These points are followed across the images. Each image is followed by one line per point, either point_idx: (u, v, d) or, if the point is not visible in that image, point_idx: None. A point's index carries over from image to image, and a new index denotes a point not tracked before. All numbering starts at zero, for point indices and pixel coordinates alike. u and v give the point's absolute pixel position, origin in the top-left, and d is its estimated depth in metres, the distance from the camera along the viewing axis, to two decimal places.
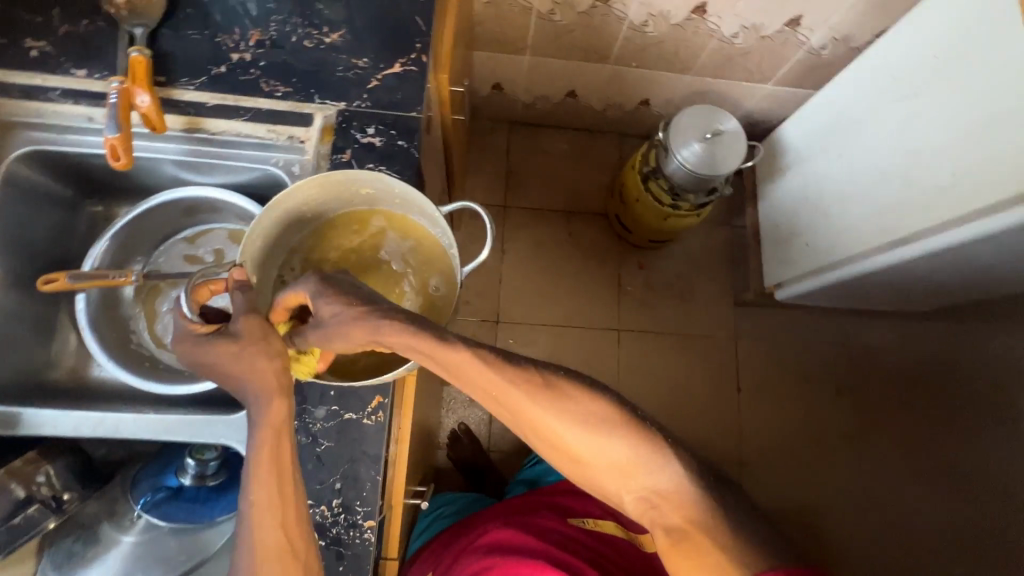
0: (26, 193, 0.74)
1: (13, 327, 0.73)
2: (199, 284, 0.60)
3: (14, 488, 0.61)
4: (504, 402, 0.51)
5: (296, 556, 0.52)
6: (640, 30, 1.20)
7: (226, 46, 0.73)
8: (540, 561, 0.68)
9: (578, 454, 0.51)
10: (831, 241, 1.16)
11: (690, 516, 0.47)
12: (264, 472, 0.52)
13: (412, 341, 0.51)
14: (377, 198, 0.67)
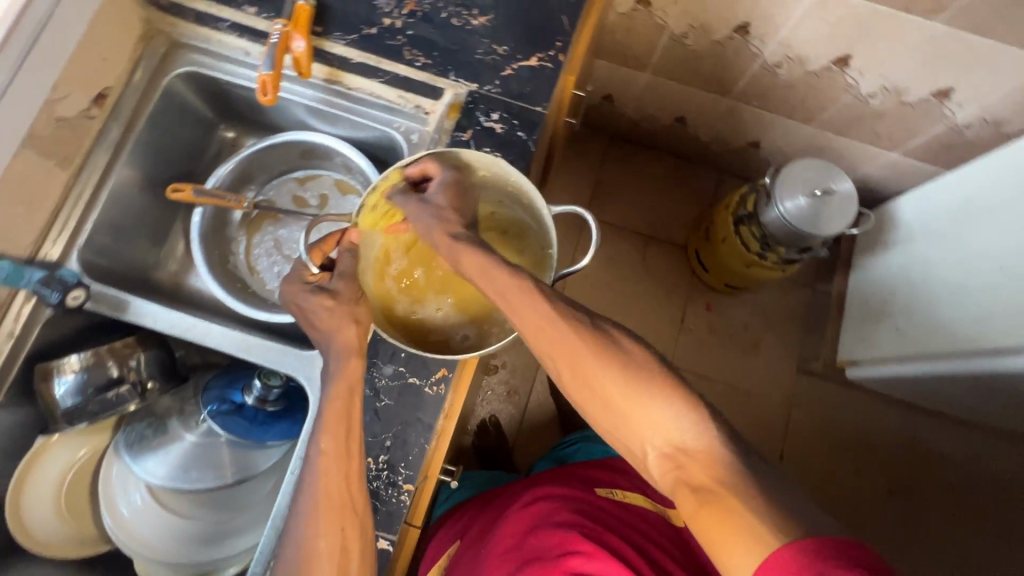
0: (178, 108, 0.81)
1: (136, 224, 0.81)
2: (313, 246, 0.66)
3: (110, 367, 0.68)
4: (559, 346, 0.51)
5: (351, 508, 0.54)
6: (772, 71, 1.16)
7: (381, 9, 0.76)
8: (573, 532, 0.65)
9: (619, 406, 0.48)
10: (919, 332, 1.11)
11: (717, 475, 0.43)
12: (332, 418, 0.55)
13: (468, 287, 0.55)
14: (491, 182, 0.68)
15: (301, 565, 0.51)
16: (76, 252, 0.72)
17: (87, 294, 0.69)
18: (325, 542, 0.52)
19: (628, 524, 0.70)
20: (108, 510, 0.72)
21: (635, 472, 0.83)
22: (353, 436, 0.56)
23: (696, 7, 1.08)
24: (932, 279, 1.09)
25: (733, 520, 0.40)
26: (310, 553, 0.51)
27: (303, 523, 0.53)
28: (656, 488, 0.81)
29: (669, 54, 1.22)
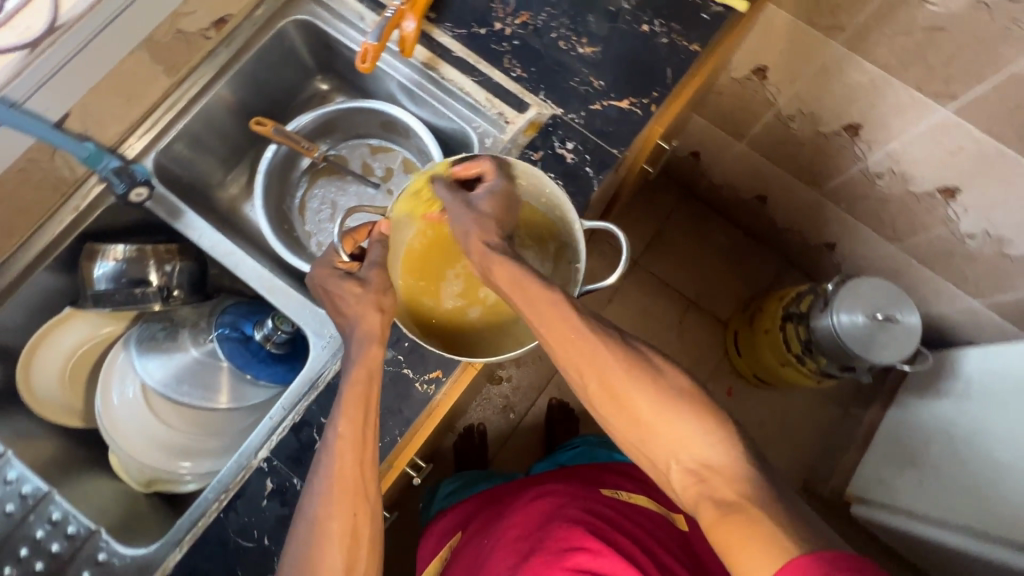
0: (286, 51, 0.85)
1: (215, 143, 0.86)
2: (346, 234, 0.65)
3: (147, 266, 0.73)
4: (586, 356, 0.52)
5: (365, 496, 0.52)
6: (870, 179, 1.11)
7: (496, 13, 0.78)
8: (579, 528, 0.63)
9: (648, 420, 0.50)
10: (946, 495, 1.05)
11: (741, 491, 0.45)
12: (352, 404, 0.55)
13: (517, 277, 0.56)
14: (527, 186, 0.69)
15: (313, 550, 0.49)
16: (155, 152, 0.78)
17: (149, 194, 0.74)
18: (337, 524, 0.50)
19: (638, 527, 0.67)
20: (100, 394, 0.75)
21: (639, 478, 0.81)
22: (370, 425, 0.55)
23: (809, 94, 1.05)
24: (978, 442, 1.01)
25: (752, 531, 0.42)
26: (324, 538, 0.50)
27: (315, 511, 0.51)
28: (659, 493, 0.79)
29: (768, 130, 1.20)
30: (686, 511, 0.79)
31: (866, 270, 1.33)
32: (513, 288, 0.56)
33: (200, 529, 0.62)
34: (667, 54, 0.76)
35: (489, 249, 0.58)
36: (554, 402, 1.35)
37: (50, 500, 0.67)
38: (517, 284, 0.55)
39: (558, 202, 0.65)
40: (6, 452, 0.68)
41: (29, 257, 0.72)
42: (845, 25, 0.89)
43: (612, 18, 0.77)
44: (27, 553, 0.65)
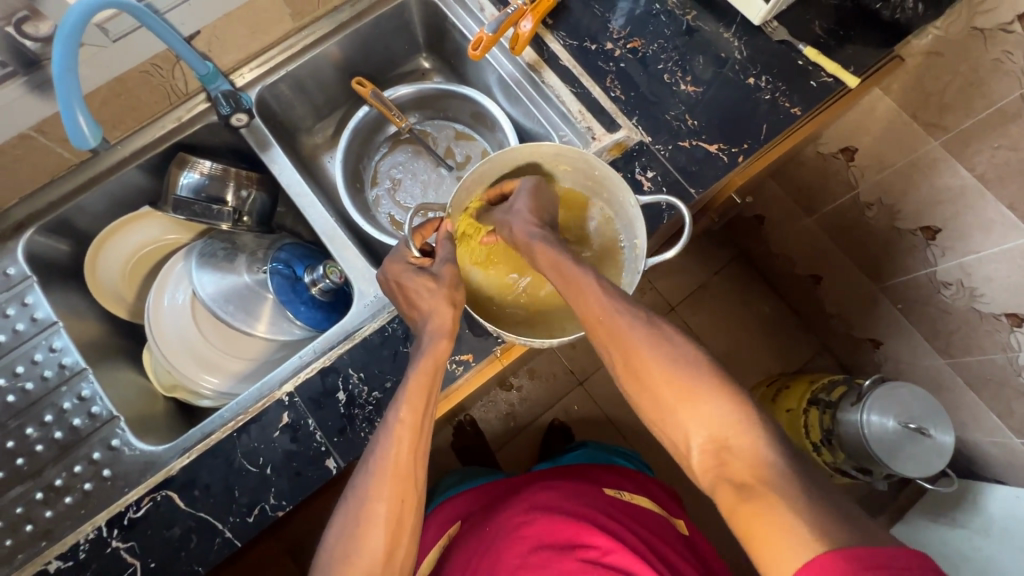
0: (403, 23, 0.89)
1: (316, 92, 0.90)
2: (415, 230, 0.69)
3: (226, 187, 0.76)
4: (615, 339, 0.56)
5: (413, 484, 0.53)
6: (936, 285, 1.07)
7: (610, 33, 0.80)
8: (587, 525, 0.65)
9: (674, 402, 0.52)
10: None
11: (760, 476, 0.45)
12: (414, 395, 0.56)
13: (569, 276, 0.60)
14: (581, 174, 0.72)
15: (358, 524, 0.51)
16: (262, 86, 0.82)
17: (247, 121, 0.79)
18: (383, 507, 0.51)
19: (640, 527, 0.70)
20: (153, 292, 0.79)
21: (639, 480, 0.85)
22: (427, 416, 0.56)
23: (895, 185, 1.03)
24: None
25: (771, 521, 0.42)
26: (369, 517, 0.51)
27: (364, 487, 0.52)
28: (659, 497, 0.83)
29: (842, 211, 1.19)
30: (684, 517, 0.83)
31: (908, 377, 1.28)
32: (564, 283, 0.60)
33: (208, 443, 0.64)
34: (765, 111, 0.76)
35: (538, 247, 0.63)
36: (557, 422, 1.34)
37: (83, 377, 0.70)
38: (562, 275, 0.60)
39: (611, 182, 0.68)
40: (58, 323, 0.72)
41: (126, 153, 0.77)
42: (949, 126, 0.88)
43: (720, 63, 0.78)
44: (51, 420, 0.68)
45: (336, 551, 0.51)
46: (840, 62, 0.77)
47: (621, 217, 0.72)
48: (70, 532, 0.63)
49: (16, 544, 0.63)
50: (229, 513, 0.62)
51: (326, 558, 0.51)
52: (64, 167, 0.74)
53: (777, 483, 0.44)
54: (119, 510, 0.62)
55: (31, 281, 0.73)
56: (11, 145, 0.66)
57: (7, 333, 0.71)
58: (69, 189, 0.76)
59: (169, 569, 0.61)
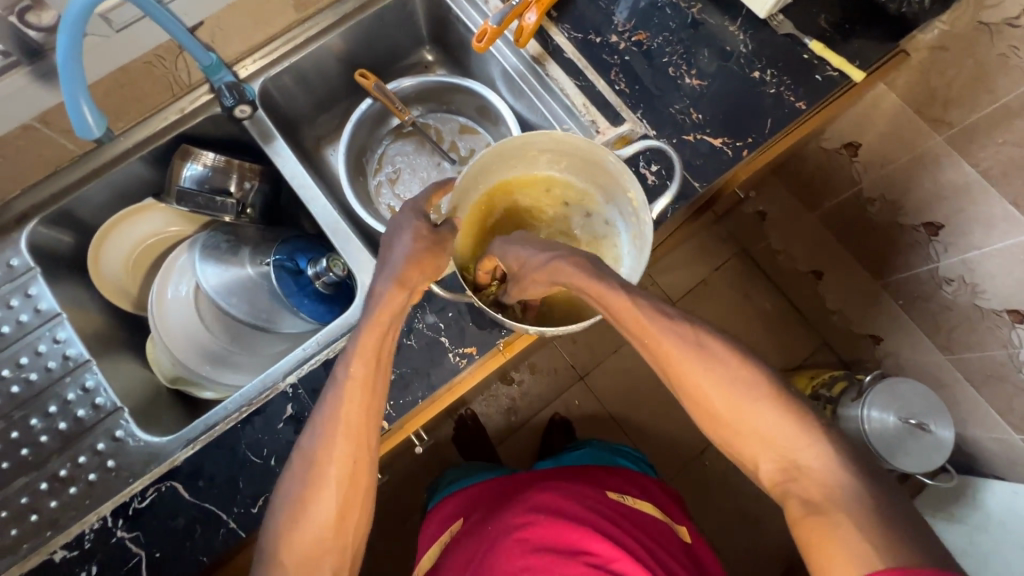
0: (406, 14, 0.89)
1: (319, 85, 0.90)
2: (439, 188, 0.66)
3: (229, 178, 0.76)
4: (667, 359, 0.55)
5: (366, 445, 0.53)
6: (937, 281, 1.07)
7: (615, 26, 0.80)
8: (593, 532, 0.66)
9: (732, 419, 0.52)
10: None
11: (827, 494, 0.47)
12: (358, 357, 0.55)
13: (581, 279, 0.58)
14: (584, 165, 0.73)
15: (308, 477, 0.51)
16: (265, 78, 0.82)
17: (250, 113, 0.79)
18: (336, 465, 0.52)
19: (641, 533, 0.71)
20: (157, 284, 0.79)
21: (642, 484, 0.85)
22: (376, 378, 0.55)
23: (898, 180, 1.03)
24: None
25: (834, 536, 0.45)
26: (320, 470, 0.51)
27: (315, 443, 0.52)
28: (661, 501, 0.84)
29: (845, 207, 1.19)
30: (686, 522, 0.83)
31: (907, 373, 1.29)
32: (550, 274, 0.60)
33: (211, 435, 0.64)
34: (770, 105, 0.76)
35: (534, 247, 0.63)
36: (557, 417, 1.34)
37: (87, 368, 0.70)
38: (587, 289, 0.58)
39: (589, 153, 0.69)
40: (61, 314, 0.72)
41: (128, 144, 0.77)
42: (954, 121, 0.88)
43: (725, 57, 0.78)
44: (55, 410, 0.68)
45: (283, 513, 0.52)
46: (845, 56, 0.76)
47: (609, 186, 0.74)
48: (75, 522, 0.63)
49: (20, 534, 0.63)
50: (233, 504, 0.62)
51: (277, 512, 0.52)
52: (67, 158, 0.74)
53: (848, 516, 0.46)
54: (123, 501, 0.62)
55: (34, 273, 0.73)
56: (14, 135, 0.66)
57: (10, 324, 0.71)
58: (71, 180, 0.76)
59: (174, 559, 0.61)
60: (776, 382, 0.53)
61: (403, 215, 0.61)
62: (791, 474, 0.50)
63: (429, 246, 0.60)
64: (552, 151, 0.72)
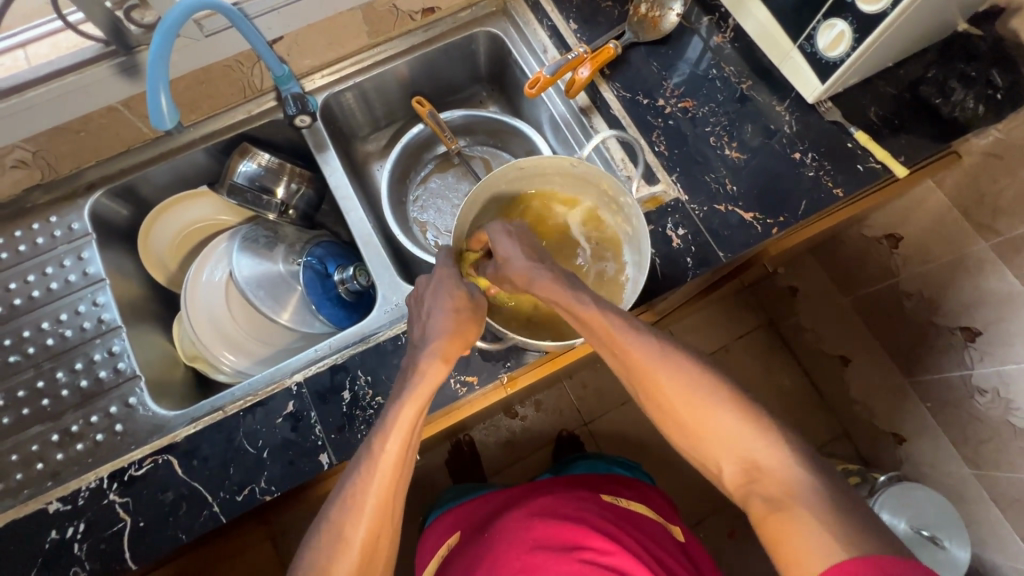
0: (468, 52, 0.94)
1: (378, 105, 0.95)
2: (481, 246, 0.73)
3: (279, 180, 0.81)
4: (634, 367, 0.58)
5: (395, 491, 0.55)
6: (971, 390, 1.02)
7: (664, 90, 0.83)
8: (587, 529, 0.65)
9: (686, 418, 0.55)
10: None
11: (787, 491, 0.48)
12: (407, 412, 0.57)
13: (563, 298, 0.62)
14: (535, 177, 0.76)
15: (344, 518, 0.53)
16: (329, 93, 0.88)
17: (310, 123, 0.84)
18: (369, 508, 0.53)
19: (638, 531, 0.70)
20: (195, 265, 0.85)
21: (641, 491, 0.84)
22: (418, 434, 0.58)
23: (938, 279, 1.02)
24: None
25: (790, 531, 0.45)
26: (355, 512, 0.53)
27: (353, 487, 0.54)
28: (657, 506, 0.82)
29: (880, 296, 1.18)
30: (681, 525, 0.81)
31: (928, 481, 1.21)
32: (560, 301, 0.62)
33: (215, 417, 0.67)
34: (806, 187, 0.76)
35: (531, 271, 0.64)
36: (565, 433, 1.34)
37: (117, 334, 0.75)
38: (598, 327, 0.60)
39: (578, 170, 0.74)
40: (105, 280, 0.77)
41: (195, 134, 0.83)
42: (1002, 230, 0.88)
43: (768, 134, 0.79)
44: (80, 367, 0.73)
45: (314, 552, 0.52)
46: (890, 149, 0.76)
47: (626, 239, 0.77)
48: (75, 478, 0.66)
49: (25, 479, 0.67)
50: (220, 488, 0.64)
51: (312, 549, 0.53)
52: (141, 140, 0.81)
53: None
54: (121, 466, 0.65)
55: (90, 239, 0.79)
56: (99, 114, 0.72)
57: (59, 282, 0.76)
58: (139, 160, 0.82)
59: (155, 532, 0.63)
60: (735, 394, 0.55)
61: (440, 277, 0.66)
62: (790, 488, 0.48)
63: (466, 307, 0.64)
64: (549, 173, 0.76)
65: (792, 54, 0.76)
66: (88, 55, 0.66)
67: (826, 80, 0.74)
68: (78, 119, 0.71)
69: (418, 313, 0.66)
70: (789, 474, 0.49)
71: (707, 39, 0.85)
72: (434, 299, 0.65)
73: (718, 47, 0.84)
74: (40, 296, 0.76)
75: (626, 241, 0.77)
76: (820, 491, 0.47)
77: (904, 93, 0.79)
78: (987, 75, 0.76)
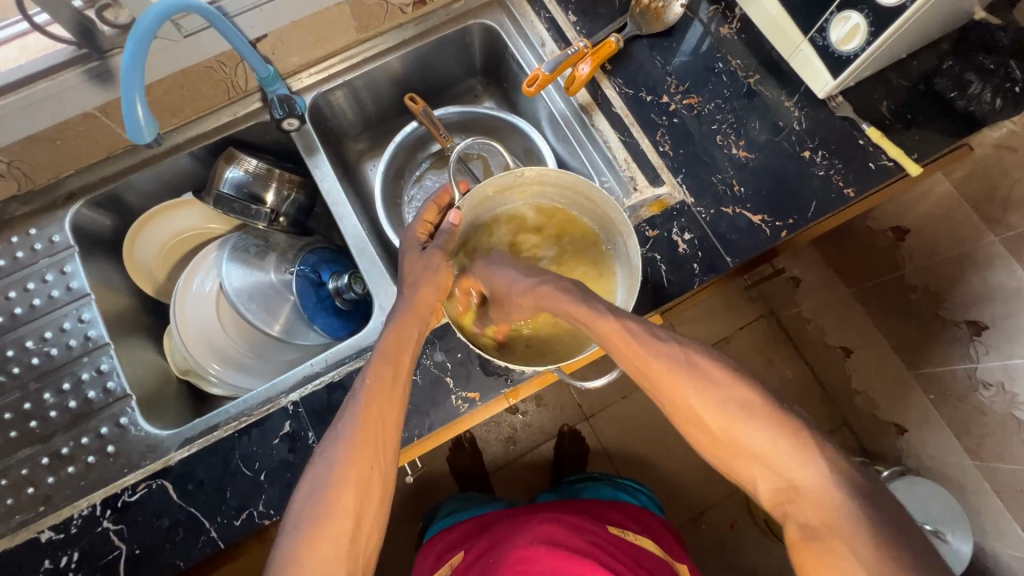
0: (462, 46, 0.90)
1: (370, 103, 0.91)
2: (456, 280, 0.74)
3: (267, 187, 0.78)
4: (662, 383, 0.53)
5: (376, 452, 0.52)
6: (975, 383, 0.98)
7: (668, 86, 0.80)
8: (594, 564, 0.64)
9: (726, 436, 0.50)
10: None
11: (828, 519, 0.44)
12: (372, 402, 0.54)
13: (567, 302, 0.59)
14: (495, 200, 0.75)
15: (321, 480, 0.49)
16: (317, 92, 0.84)
17: (298, 126, 0.80)
18: (347, 471, 0.49)
19: (644, 569, 0.69)
20: (185, 276, 0.82)
21: (646, 523, 0.83)
22: (390, 429, 0.54)
23: (945, 273, 1.00)
24: None
25: (834, 564, 0.42)
26: (333, 475, 0.49)
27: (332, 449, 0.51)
28: (663, 540, 0.81)
29: (885, 289, 1.16)
30: (688, 564, 0.80)
31: None
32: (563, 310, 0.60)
33: (209, 439, 0.65)
34: (816, 187, 0.73)
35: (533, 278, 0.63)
36: (566, 428, 1.33)
37: (105, 352, 0.72)
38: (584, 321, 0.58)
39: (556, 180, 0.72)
40: (90, 295, 0.74)
41: (179, 140, 0.80)
42: (1013, 225, 0.85)
43: (776, 131, 0.76)
44: (68, 388, 0.70)
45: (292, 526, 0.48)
46: (902, 146, 0.73)
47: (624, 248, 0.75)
48: (68, 503, 0.65)
49: (15, 504, 0.65)
50: (217, 513, 0.62)
51: (290, 524, 0.48)
52: (122, 146, 0.77)
53: None
54: (115, 491, 0.63)
55: (72, 251, 0.76)
56: (75, 122, 0.69)
57: (42, 298, 0.73)
58: (121, 167, 0.79)
59: (152, 558, 0.61)
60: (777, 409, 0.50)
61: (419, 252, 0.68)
62: (832, 518, 0.44)
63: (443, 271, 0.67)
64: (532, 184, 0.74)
65: (802, 47, 0.73)
66: (59, 59, 0.62)
67: (839, 74, 0.70)
68: (52, 128, 0.67)
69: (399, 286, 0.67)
70: (827, 495, 0.45)
71: (713, 31, 0.81)
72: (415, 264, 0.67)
73: (724, 39, 0.81)
74: (23, 313, 0.73)
75: (616, 248, 0.75)
76: (864, 517, 0.43)
77: (918, 85, 0.75)
78: (1006, 67, 0.73)
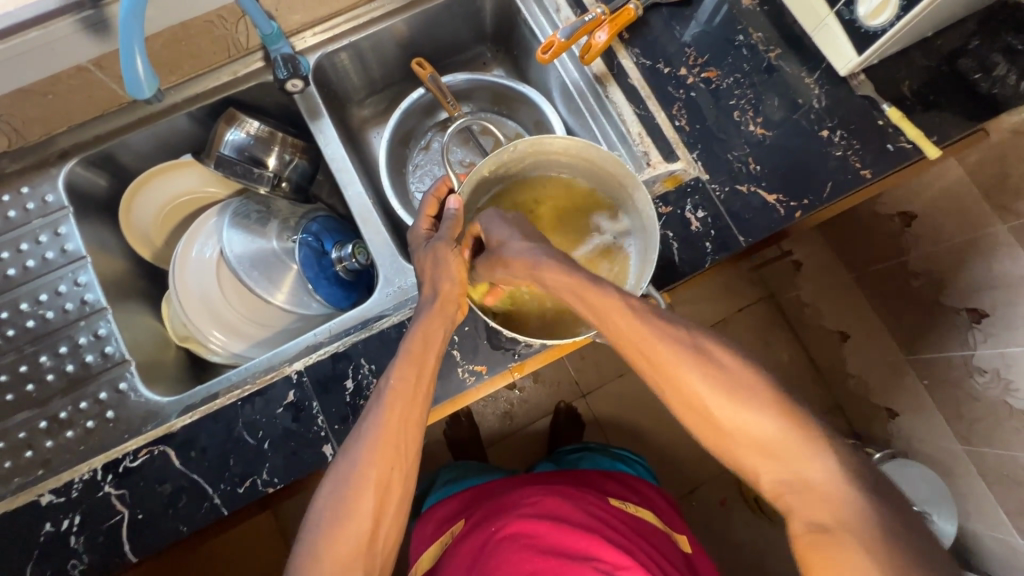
0: (472, 9, 0.86)
1: (375, 67, 0.88)
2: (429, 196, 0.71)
3: (270, 151, 0.75)
4: (649, 356, 0.51)
5: (404, 454, 0.52)
6: (971, 370, 0.98)
7: (685, 58, 0.77)
8: (598, 538, 0.65)
9: (718, 416, 0.49)
10: None
11: (838, 516, 0.44)
12: (397, 402, 0.53)
13: (576, 285, 0.54)
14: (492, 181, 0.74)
15: (348, 483, 0.49)
16: (321, 53, 0.80)
17: (302, 87, 0.77)
18: (375, 472, 0.50)
19: (644, 539, 0.70)
20: (183, 241, 0.80)
21: (643, 493, 0.85)
22: (413, 430, 0.54)
23: (949, 258, 1.00)
24: None
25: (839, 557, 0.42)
26: (360, 480, 0.49)
27: (357, 450, 0.51)
28: (660, 510, 0.83)
29: (887, 274, 1.15)
30: (686, 533, 0.81)
31: None
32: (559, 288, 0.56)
33: (210, 407, 0.64)
34: (833, 166, 0.72)
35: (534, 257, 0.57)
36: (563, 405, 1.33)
37: (102, 316, 0.71)
38: (581, 297, 0.54)
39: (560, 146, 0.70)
40: (86, 258, 0.72)
41: (178, 98, 0.77)
42: None
43: (794, 108, 0.74)
44: (65, 351, 0.69)
45: (317, 524, 0.49)
46: (922, 128, 0.71)
47: (633, 222, 0.73)
48: (66, 467, 0.64)
49: (14, 467, 0.64)
50: (221, 480, 0.62)
51: (314, 520, 0.49)
52: (117, 104, 0.74)
53: None
54: (115, 457, 0.62)
55: (67, 212, 0.73)
56: (68, 75, 0.65)
57: (36, 259, 0.71)
58: (117, 125, 0.76)
59: (156, 523, 0.61)
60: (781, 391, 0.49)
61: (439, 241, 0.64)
62: (841, 510, 0.43)
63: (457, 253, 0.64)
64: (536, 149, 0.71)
65: (827, 21, 0.70)
66: (50, 6, 0.57)
67: (864, 51, 0.68)
68: (44, 81, 0.64)
69: (423, 277, 0.65)
70: (835, 490, 0.45)
71: (734, 2, 0.79)
72: (437, 255, 0.63)
73: (744, 11, 0.78)
74: (17, 275, 0.71)
75: (627, 219, 0.74)
76: (873, 519, 0.43)
77: (941, 66, 0.73)
78: None
